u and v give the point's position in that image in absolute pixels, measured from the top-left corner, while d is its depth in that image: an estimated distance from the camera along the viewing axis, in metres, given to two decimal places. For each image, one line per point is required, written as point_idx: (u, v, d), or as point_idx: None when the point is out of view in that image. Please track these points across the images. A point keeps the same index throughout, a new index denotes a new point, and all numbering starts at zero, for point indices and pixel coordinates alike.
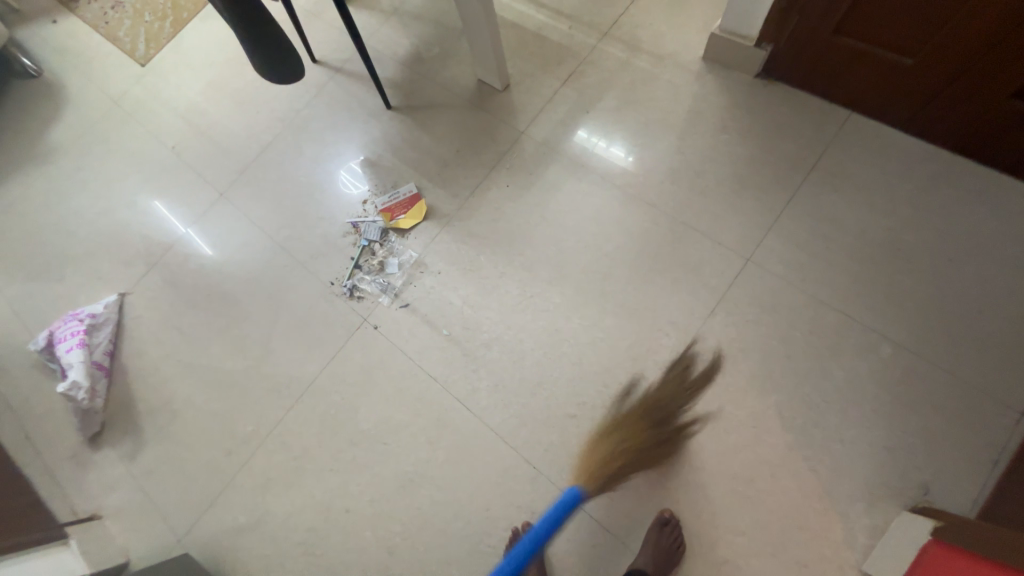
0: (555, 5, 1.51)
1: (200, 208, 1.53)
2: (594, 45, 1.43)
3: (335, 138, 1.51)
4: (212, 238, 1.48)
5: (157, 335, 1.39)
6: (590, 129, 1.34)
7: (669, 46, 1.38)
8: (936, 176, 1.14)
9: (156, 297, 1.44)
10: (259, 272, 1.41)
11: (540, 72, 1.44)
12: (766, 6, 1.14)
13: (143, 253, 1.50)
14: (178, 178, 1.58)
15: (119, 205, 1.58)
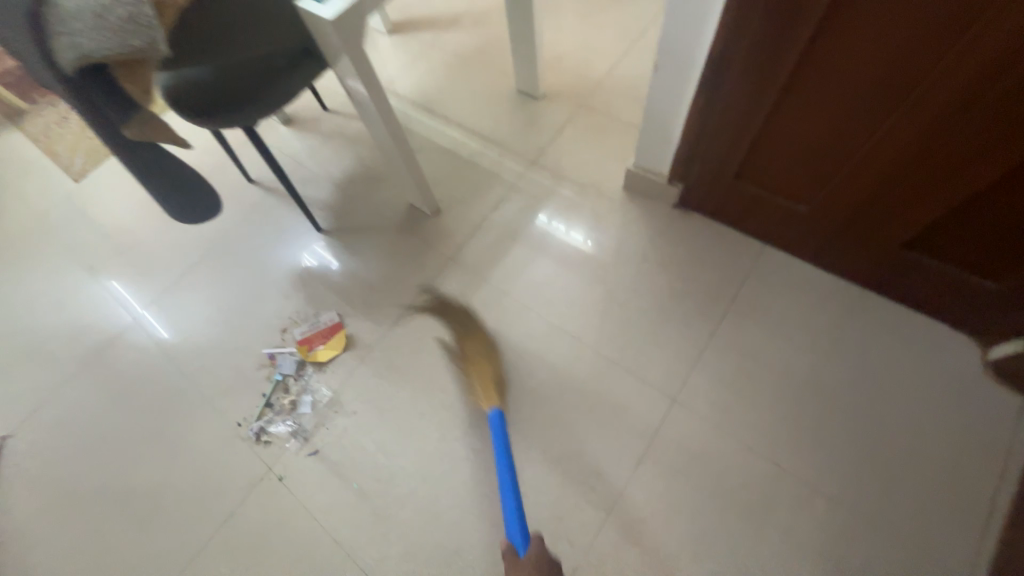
0: (486, 132, 1.59)
1: (158, 289, 1.48)
2: (522, 172, 1.49)
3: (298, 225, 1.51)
4: (170, 321, 1.42)
5: (35, 487, 1.23)
6: (550, 213, 1.40)
7: (592, 175, 1.45)
8: (850, 311, 1.15)
9: (42, 439, 1.29)
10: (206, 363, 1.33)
11: (469, 197, 1.48)
12: (671, 153, 1.20)
13: (83, 344, 1.41)
14: (138, 262, 1.54)
15: (70, 291, 1.51)
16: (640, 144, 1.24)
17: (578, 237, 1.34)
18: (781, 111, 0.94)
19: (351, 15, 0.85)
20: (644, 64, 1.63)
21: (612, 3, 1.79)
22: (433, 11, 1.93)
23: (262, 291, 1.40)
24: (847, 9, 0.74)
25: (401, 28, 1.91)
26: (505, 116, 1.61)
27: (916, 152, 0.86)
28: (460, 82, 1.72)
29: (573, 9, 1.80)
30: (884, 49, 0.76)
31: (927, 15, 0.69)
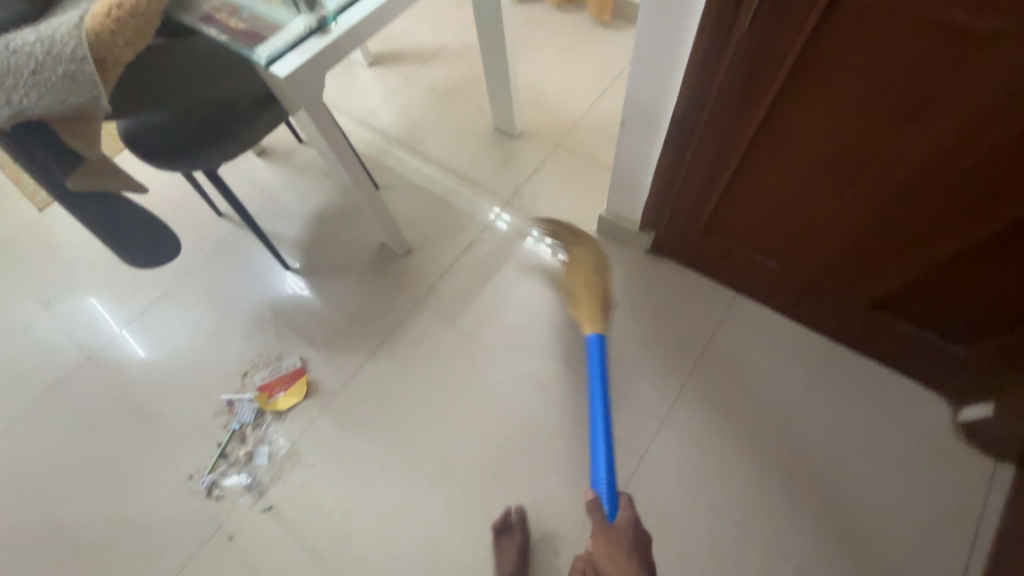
0: (462, 170, 1.58)
1: (140, 305, 1.44)
2: (496, 212, 1.48)
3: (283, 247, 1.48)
4: (151, 338, 1.38)
5: None
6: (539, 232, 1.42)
7: (565, 218, 1.44)
8: (821, 366, 1.13)
9: None
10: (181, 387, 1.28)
11: (442, 237, 1.46)
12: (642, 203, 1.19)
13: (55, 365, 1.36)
14: (119, 276, 1.49)
15: (47, 306, 1.46)
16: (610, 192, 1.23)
17: (565, 258, 1.36)
18: (745, 175, 0.94)
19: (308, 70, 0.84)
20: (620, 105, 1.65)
21: (589, 44, 1.82)
22: (414, 46, 1.94)
23: (224, 333, 1.35)
24: (804, 86, 0.74)
25: (381, 61, 1.91)
26: (481, 154, 1.61)
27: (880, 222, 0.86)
28: (437, 119, 1.72)
29: (551, 48, 1.82)
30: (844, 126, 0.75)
31: (884, 100, 0.69)
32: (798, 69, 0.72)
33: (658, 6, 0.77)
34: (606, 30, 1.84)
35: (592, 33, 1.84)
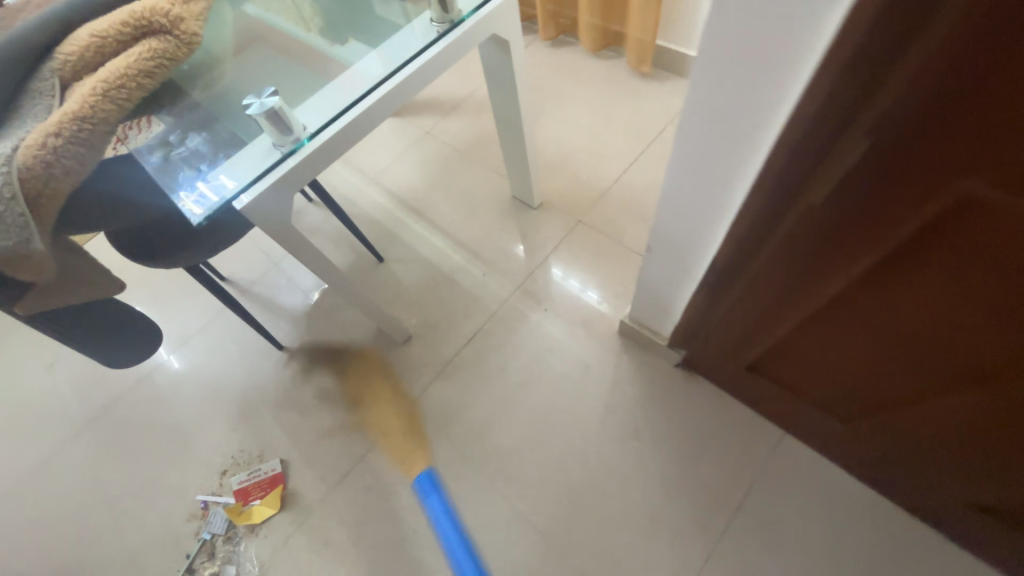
0: (473, 244, 1.43)
1: (188, 330, 1.42)
2: (506, 299, 1.31)
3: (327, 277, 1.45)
4: (145, 409, 1.31)
5: None
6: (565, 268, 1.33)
7: (583, 313, 1.26)
8: (891, 544, 0.93)
9: None
10: (218, 431, 1.25)
11: (444, 323, 1.31)
12: (674, 323, 1.00)
13: (68, 421, 1.33)
14: (168, 297, 1.47)
15: None
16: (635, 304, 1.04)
17: (595, 297, 1.27)
18: (804, 339, 0.74)
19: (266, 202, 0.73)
20: (656, 175, 1.44)
21: (624, 99, 1.62)
22: (433, 94, 1.81)
23: (209, 423, 1.27)
24: (895, 283, 0.54)
25: (399, 111, 1.79)
26: (495, 226, 1.45)
27: (978, 428, 0.66)
28: (452, 180, 1.58)
29: (581, 103, 1.64)
30: (926, 331, 0.57)
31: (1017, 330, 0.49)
32: (887, 264, 0.52)
33: (694, 162, 0.58)
34: (645, 83, 1.64)
35: (628, 86, 1.64)
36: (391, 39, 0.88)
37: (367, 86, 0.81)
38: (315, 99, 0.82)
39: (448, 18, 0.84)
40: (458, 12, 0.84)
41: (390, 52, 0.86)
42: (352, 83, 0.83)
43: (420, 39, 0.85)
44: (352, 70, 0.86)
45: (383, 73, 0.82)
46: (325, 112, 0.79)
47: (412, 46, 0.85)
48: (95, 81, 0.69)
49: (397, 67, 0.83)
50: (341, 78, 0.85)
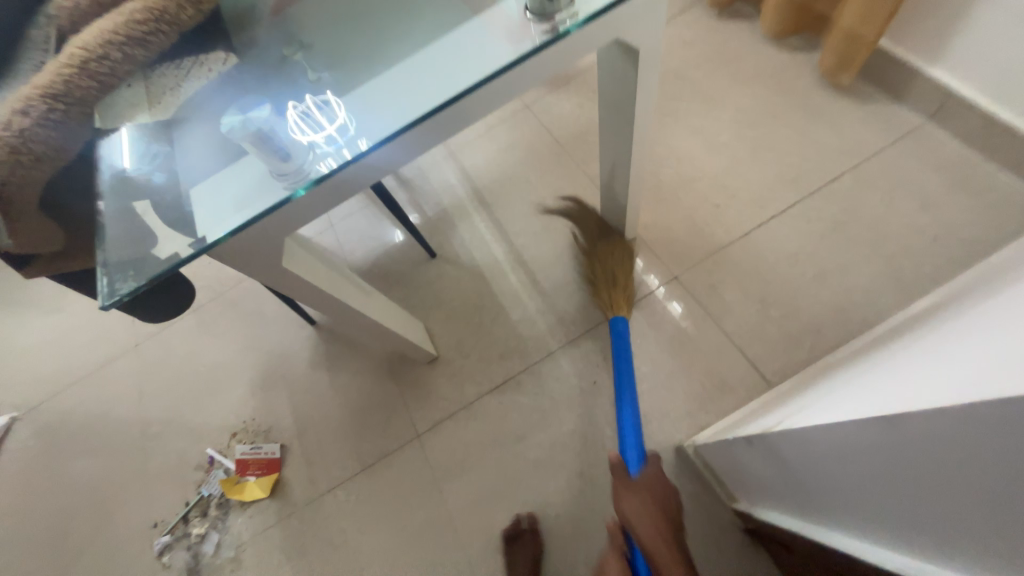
0: (534, 270, 1.19)
1: None
2: (552, 352, 1.09)
3: (383, 253, 1.31)
4: (187, 343, 1.35)
5: None
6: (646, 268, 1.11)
7: (639, 405, 0.99)
8: None
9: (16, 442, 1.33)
10: (251, 384, 1.26)
11: (476, 356, 1.13)
12: (756, 506, 0.73)
13: (124, 331, 1.41)
14: None
15: None
16: (714, 452, 0.79)
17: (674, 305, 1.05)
18: None
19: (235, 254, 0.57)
20: (802, 245, 1.04)
21: (795, 119, 1.16)
22: None
23: (233, 380, 1.28)
24: None
25: None
26: (569, 253, 1.18)
27: None
28: (536, 178, 1.31)
29: (732, 112, 1.22)
30: None
31: None
32: None
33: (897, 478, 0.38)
34: (834, 101, 1.16)
35: (807, 101, 1.18)
36: (469, 30, 0.58)
37: (406, 111, 0.56)
38: (346, 111, 0.58)
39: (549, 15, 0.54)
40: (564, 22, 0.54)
41: (459, 58, 0.57)
42: (396, 100, 0.57)
43: (504, 48, 0.56)
44: (404, 74, 0.59)
45: (436, 97, 0.55)
46: (347, 140, 0.56)
47: (485, 53, 0.56)
48: (77, 46, 0.55)
49: (459, 93, 0.54)
50: (388, 83, 0.60)
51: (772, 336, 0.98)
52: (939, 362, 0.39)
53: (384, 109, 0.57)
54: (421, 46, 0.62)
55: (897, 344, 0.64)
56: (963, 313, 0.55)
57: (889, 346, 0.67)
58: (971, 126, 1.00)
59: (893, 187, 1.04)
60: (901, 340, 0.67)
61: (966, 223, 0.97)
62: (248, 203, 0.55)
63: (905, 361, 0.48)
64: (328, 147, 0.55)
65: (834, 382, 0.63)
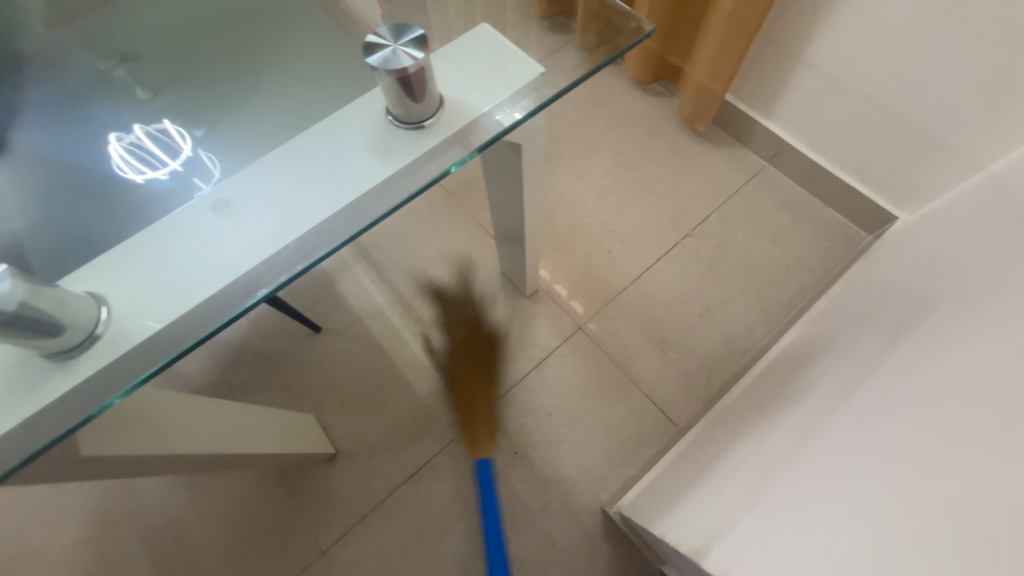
0: (438, 334, 1.10)
1: None
2: (468, 426, 1.01)
3: (253, 332, 1.10)
4: None
5: None
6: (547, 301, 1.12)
7: (563, 471, 0.97)
8: None
9: None
10: (79, 527, 0.96)
11: (383, 444, 1.01)
12: None
13: None
14: None
15: None
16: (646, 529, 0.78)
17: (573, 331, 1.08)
18: None
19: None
20: (687, 284, 1.11)
21: (666, 162, 1.25)
22: None
23: (50, 529, 0.96)
24: None
25: None
26: (473, 312, 1.12)
27: None
28: (428, 229, 1.21)
29: (613, 156, 1.26)
30: None
31: None
32: None
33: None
34: (696, 144, 1.27)
35: (674, 144, 1.27)
36: (326, 136, 0.48)
37: (254, 246, 0.43)
38: (173, 264, 0.44)
39: (416, 119, 0.46)
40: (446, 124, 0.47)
41: (317, 172, 0.46)
42: (242, 245, 0.44)
43: (373, 161, 0.46)
44: (255, 203, 0.46)
45: (304, 243, 0.44)
46: (174, 308, 0.41)
47: (349, 165, 0.46)
48: None
49: (338, 239, 0.44)
50: (230, 218, 0.45)
51: (674, 377, 1.03)
52: (855, 512, 0.44)
53: (222, 246, 0.44)
54: (275, 159, 0.49)
55: (771, 409, 0.73)
56: (821, 394, 0.65)
57: (762, 406, 0.76)
58: (802, 168, 1.17)
59: (752, 224, 1.17)
60: (769, 398, 0.77)
61: (808, 254, 1.12)
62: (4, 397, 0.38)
63: (801, 475, 0.54)
64: (141, 318, 0.41)
65: (732, 460, 0.68)
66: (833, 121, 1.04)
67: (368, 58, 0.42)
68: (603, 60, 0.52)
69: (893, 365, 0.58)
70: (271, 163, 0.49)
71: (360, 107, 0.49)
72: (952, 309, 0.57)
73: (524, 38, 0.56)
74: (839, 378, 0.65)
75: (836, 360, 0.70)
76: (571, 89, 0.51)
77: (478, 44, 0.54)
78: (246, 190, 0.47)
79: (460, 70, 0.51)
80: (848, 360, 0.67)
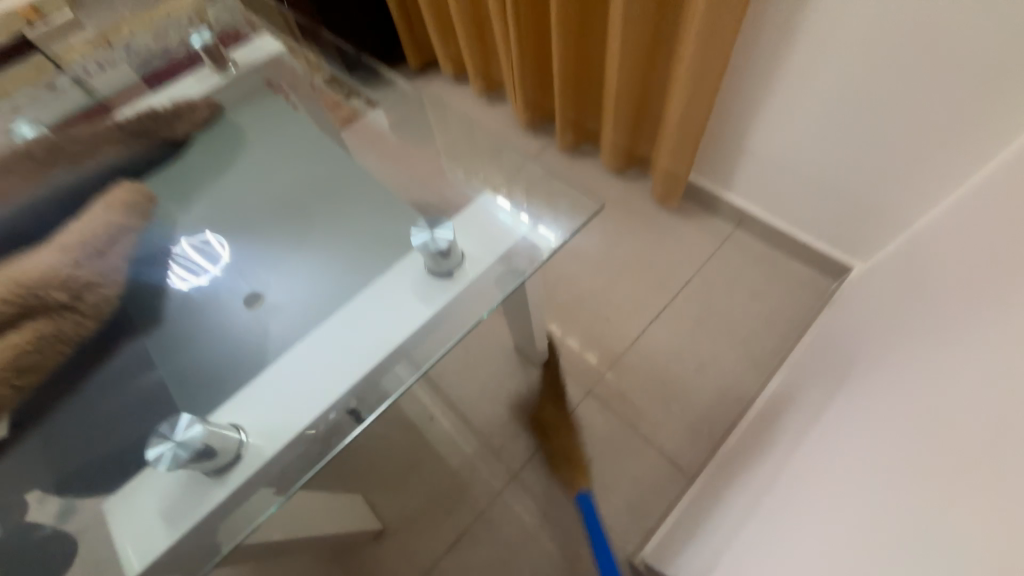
0: (465, 409, 1.24)
1: None
2: (499, 492, 1.13)
3: None
4: None
5: None
6: (557, 369, 1.26)
7: (588, 527, 1.07)
8: None
9: None
10: None
11: (424, 517, 1.12)
12: None
13: None
14: None
15: None
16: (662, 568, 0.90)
17: (582, 392, 1.22)
18: None
19: (195, 541, 0.59)
20: (679, 343, 1.26)
21: (647, 236, 1.44)
22: None
23: None
24: None
25: None
26: (492, 386, 1.26)
27: None
28: None
29: (601, 235, 1.46)
30: None
31: None
32: None
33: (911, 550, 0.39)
34: (670, 217, 1.46)
35: (652, 219, 1.47)
36: (386, 291, 0.73)
37: (349, 374, 0.67)
38: (294, 389, 0.66)
39: (447, 270, 0.71)
40: (463, 273, 0.72)
41: (381, 318, 0.71)
42: (338, 376, 0.67)
43: (420, 305, 0.70)
44: (342, 341, 0.69)
45: (384, 372, 0.68)
46: (298, 424, 0.64)
47: (406, 314, 0.70)
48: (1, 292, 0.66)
49: (409, 379, 0.67)
50: (327, 352, 0.69)
51: (679, 429, 1.15)
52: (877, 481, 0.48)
53: (330, 374, 0.67)
54: (352, 309, 0.74)
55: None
56: (808, 480, 0.62)
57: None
58: (765, 231, 1.34)
59: (730, 283, 1.33)
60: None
61: (784, 304, 1.27)
62: (186, 512, 0.59)
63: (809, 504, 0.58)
64: (280, 432, 0.63)
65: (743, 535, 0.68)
66: (780, 192, 1.24)
67: (416, 241, 0.68)
68: (580, 224, 0.77)
69: (830, 425, 0.69)
70: (349, 311, 0.73)
71: (408, 269, 0.74)
72: (840, 462, 0.58)
73: (522, 206, 0.84)
74: (815, 466, 0.63)
75: (782, 523, 0.61)
76: (553, 253, 0.77)
77: (479, 212, 0.84)
78: (337, 332, 0.71)
79: (477, 234, 0.78)
80: (797, 524, 0.58)
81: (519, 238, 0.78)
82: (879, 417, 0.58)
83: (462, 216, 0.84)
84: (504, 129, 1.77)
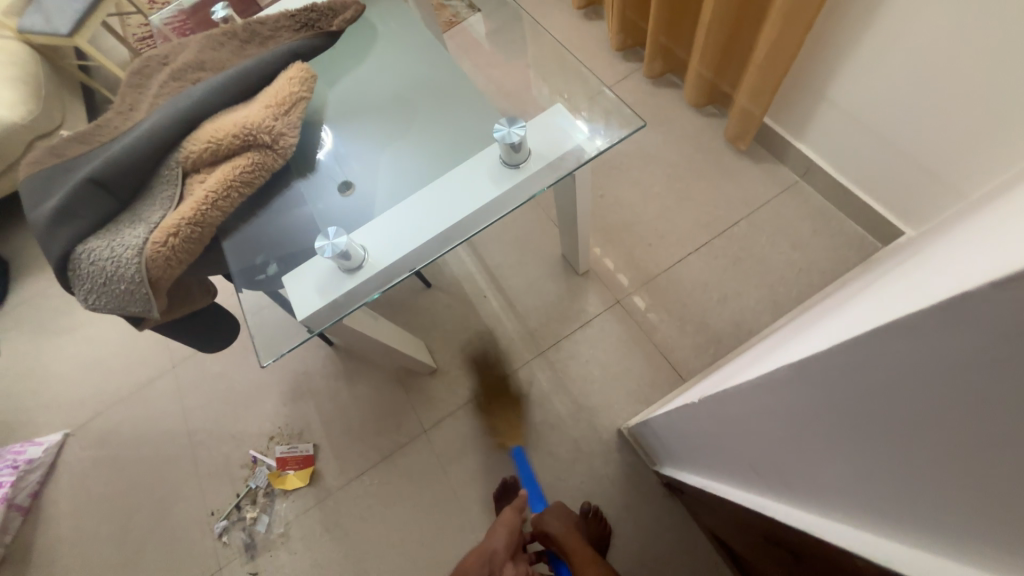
0: (512, 295, 1.50)
1: None
2: (528, 361, 1.41)
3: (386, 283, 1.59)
4: (218, 364, 1.58)
5: (67, 491, 1.51)
6: (594, 278, 1.47)
7: (592, 400, 1.34)
8: None
9: (78, 456, 1.54)
10: (282, 393, 1.51)
11: (468, 368, 1.44)
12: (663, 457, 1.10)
13: (158, 358, 1.62)
14: None
15: None
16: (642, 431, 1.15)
17: (612, 301, 1.42)
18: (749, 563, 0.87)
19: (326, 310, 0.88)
20: (710, 275, 1.39)
21: (708, 175, 1.51)
22: None
23: (265, 391, 1.53)
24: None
25: None
26: (538, 282, 1.50)
27: None
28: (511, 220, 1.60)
29: (663, 168, 1.55)
30: None
31: None
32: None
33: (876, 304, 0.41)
34: (736, 160, 1.51)
35: (717, 158, 1.52)
36: (469, 170, 0.95)
37: (436, 222, 0.90)
38: (399, 227, 0.92)
39: (515, 162, 0.91)
40: (527, 164, 0.92)
41: (463, 188, 0.93)
42: (428, 223, 0.91)
43: (492, 185, 0.92)
44: (433, 201, 0.93)
45: (459, 226, 0.91)
46: (399, 250, 0.90)
47: (482, 189, 0.92)
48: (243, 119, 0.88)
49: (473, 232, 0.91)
50: (421, 206, 0.94)
51: (687, 345, 1.34)
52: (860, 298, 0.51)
53: (423, 221, 0.91)
54: (442, 180, 0.96)
55: (740, 491, 0.69)
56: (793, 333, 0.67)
57: (732, 480, 0.73)
58: (826, 186, 1.37)
59: (775, 231, 1.40)
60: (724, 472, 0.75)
61: (822, 259, 1.34)
62: (336, 285, 0.89)
63: (788, 339, 0.63)
64: (386, 254, 0.89)
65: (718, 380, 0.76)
66: (849, 149, 1.25)
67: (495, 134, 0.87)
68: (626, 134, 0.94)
69: (825, 305, 0.73)
70: (440, 181, 0.96)
71: (488, 156, 0.95)
72: (832, 308, 0.62)
73: (584, 120, 1.00)
74: (802, 324, 0.68)
75: (757, 358, 0.67)
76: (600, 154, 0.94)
77: (549, 118, 1.01)
78: (430, 194, 0.95)
79: (545, 137, 0.96)
80: (770, 351, 0.64)
81: (576, 144, 0.96)
82: (847, 294, 0.66)
83: (535, 120, 1.01)
84: (594, 50, 1.80)
